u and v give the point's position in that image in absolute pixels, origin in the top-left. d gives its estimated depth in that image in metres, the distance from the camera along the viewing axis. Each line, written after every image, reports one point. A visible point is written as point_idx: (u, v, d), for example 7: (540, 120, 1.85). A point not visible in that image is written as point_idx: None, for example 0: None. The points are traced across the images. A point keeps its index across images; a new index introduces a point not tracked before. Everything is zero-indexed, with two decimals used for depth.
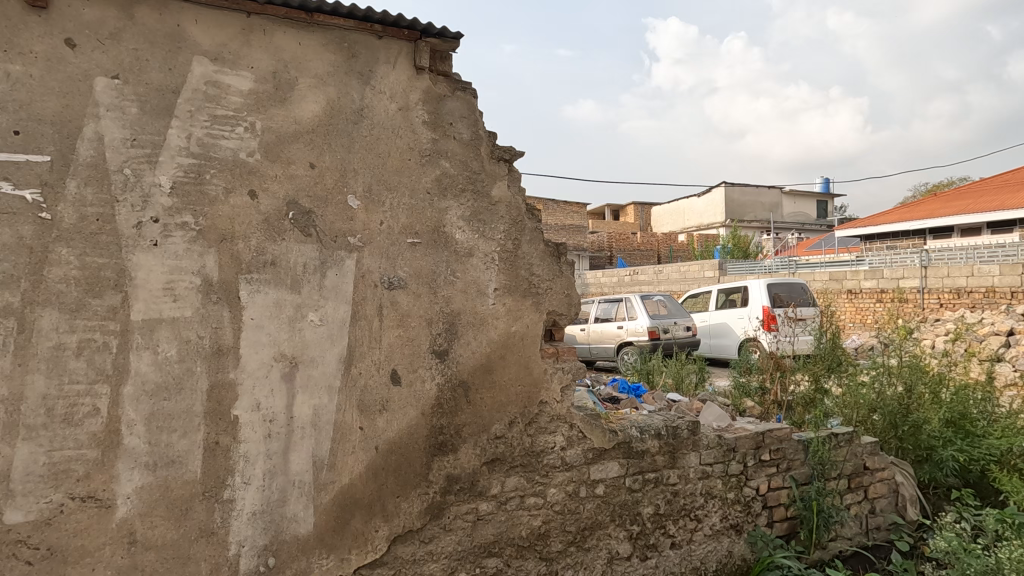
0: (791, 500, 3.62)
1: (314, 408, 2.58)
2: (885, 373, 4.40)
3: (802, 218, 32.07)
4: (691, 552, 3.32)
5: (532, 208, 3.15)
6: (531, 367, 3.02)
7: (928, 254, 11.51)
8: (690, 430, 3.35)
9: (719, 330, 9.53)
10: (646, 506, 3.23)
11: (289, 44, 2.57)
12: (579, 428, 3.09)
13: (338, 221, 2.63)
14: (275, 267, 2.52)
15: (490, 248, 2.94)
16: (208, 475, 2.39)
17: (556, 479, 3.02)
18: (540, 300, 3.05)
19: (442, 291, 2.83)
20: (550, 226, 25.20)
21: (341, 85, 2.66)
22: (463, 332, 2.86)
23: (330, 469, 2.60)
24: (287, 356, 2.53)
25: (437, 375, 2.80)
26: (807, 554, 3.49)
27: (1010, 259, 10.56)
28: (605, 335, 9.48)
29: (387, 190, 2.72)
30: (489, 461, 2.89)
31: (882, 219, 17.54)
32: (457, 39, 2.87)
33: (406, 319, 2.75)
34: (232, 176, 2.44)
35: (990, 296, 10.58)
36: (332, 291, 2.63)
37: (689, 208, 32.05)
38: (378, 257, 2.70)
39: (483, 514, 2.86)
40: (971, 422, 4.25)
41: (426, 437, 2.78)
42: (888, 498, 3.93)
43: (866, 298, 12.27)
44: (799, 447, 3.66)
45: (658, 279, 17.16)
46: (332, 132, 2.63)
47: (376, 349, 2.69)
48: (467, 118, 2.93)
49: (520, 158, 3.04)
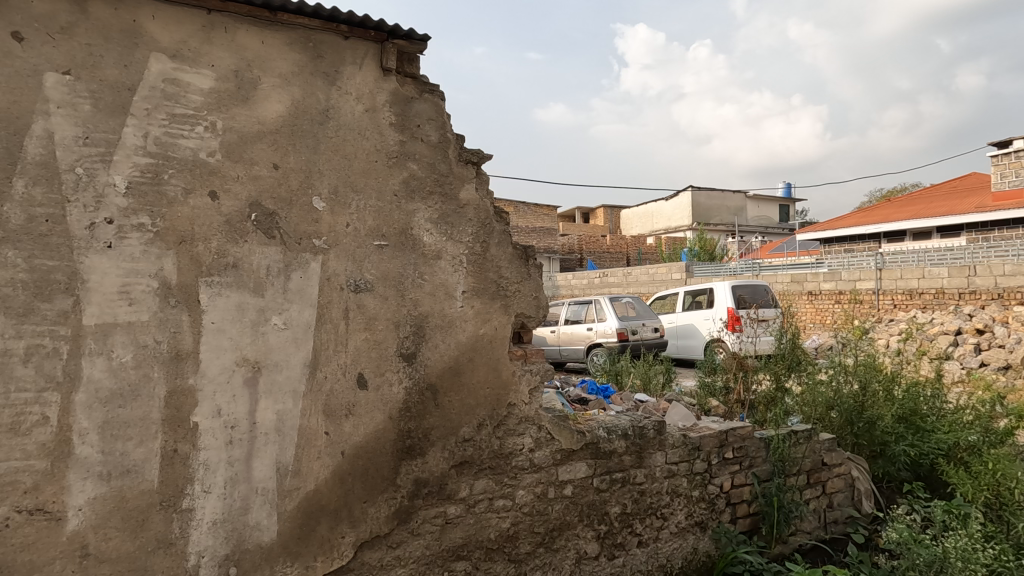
0: (754, 496, 3.71)
1: (277, 413, 2.53)
2: (842, 371, 4.58)
3: (766, 221, 33.00)
4: (657, 550, 3.38)
5: (501, 211, 3.16)
6: (499, 369, 3.03)
7: (883, 257, 11.98)
8: (657, 430, 3.41)
9: (685, 330, 9.72)
10: (614, 506, 3.27)
11: (252, 43, 2.52)
12: (548, 429, 3.11)
13: (302, 223, 2.59)
14: (237, 270, 2.46)
15: (458, 251, 2.94)
16: (166, 484, 2.32)
17: (525, 481, 3.03)
18: (508, 302, 3.06)
19: (410, 294, 2.81)
20: (521, 228, 25.29)
21: (305, 85, 2.62)
22: (431, 335, 2.85)
23: (295, 476, 2.55)
24: (250, 360, 2.48)
25: (404, 379, 2.78)
26: (768, 548, 3.60)
27: (959, 261, 11.06)
28: (575, 337, 9.57)
29: (353, 192, 2.70)
30: (457, 465, 2.89)
31: (840, 221, 18.19)
32: (425, 40, 2.86)
33: (373, 321, 2.72)
34: (192, 177, 2.38)
35: (940, 296, 11.06)
36: (297, 294, 2.58)
37: (657, 212, 32.60)
38: (344, 260, 2.67)
39: (451, 517, 2.85)
40: (921, 418, 4.46)
41: (394, 441, 2.76)
42: (845, 492, 4.07)
43: (825, 299, 12.72)
44: (761, 445, 3.77)
45: (627, 281, 17.40)
46: (297, 133, 2.59)
47: (342, 353, 2.66)
48: (435, 121, 2.92)
49: (488, 161, 3.05)
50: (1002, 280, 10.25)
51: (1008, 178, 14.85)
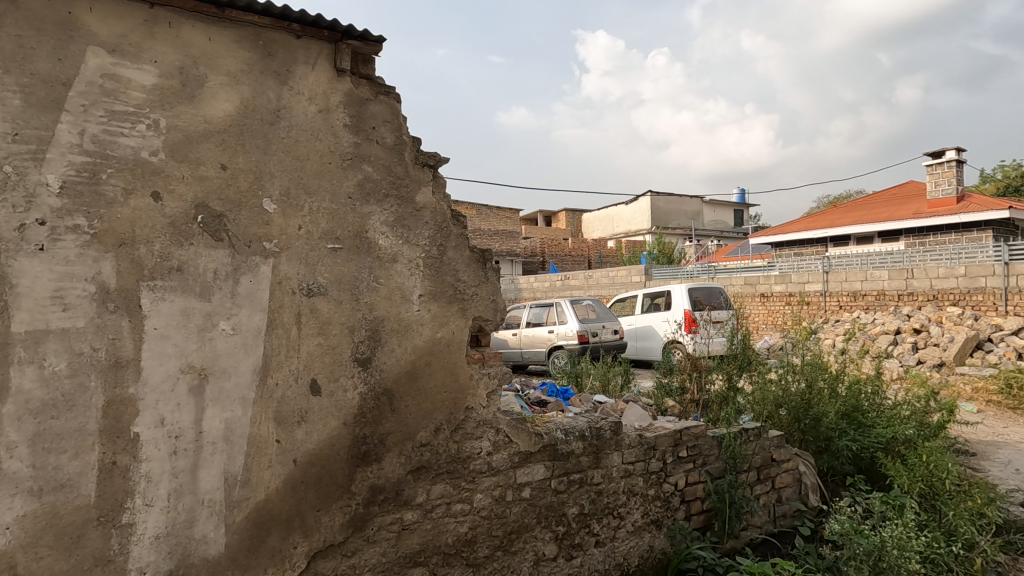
0: (707, 493, 3.82)
1: (225, 422, 2.45)
2: (790, 371, 4.77)
3: (721, 225, 34.02)
4: (615, 549, 3.43)
5: (458, 214, 3.16)
6: (457, 373, 3.02)
7: (829, 260, 12.55)
8: (613, 430, 3.47)
9: (644, 332, 9.92)
10: (572, 507, 3.31)
11: (198, 39, 2.44)
12: (506, 432, 3.12)
13: (252, 225, 2.52)
14: (182, 274, 2.37)
15: (415, 254, 2.92)
16: (104, 498, 2.21)
17: (483, 485, 3.03)
18: (466, 306, 3.06)
19: (365, 298, 2.77)
20: (483, 231, 25.28)
21: (256, 83, 2.56)
22: (387, 339, 2.82)
23: (244, 486, 2.47)
24: (195, 367, 2.39)
25: (360, 384, 2.74)
26: (721, 543, 3.71)
27: (898, 264, 11.67)
28: (536, 340, 9.63)
29: (306, 194, 2.64)
30: (414, 470, 2.86)
31: (791, 226, 18.92)
32: (380, 42, 2.84)
33: (327, 326, 2.67)
34: (133, 177, 2.28)
35: (882, 297, 11.63)
36: (246, 298, 2.51)
37: (617, 215, 33.16)
38: (296, 263, 2.61)
39: (408, 523, 2.82)
40: (862, 413, 4.69)
41: (349, 448, 2.71)
42: (793, 487, 4.23)
43: (777, 301, 13.29)
44: (714, 443, 3.87)
45: (588, 283, 17.63)
46: (247, 133, 2.52)
47: (294, 359, 2.60)
48: (391, 123, 2.90)
49: (445, 163, 3.04)
50: (937, 282, 10.86)
51: (941, 186, 15.77)
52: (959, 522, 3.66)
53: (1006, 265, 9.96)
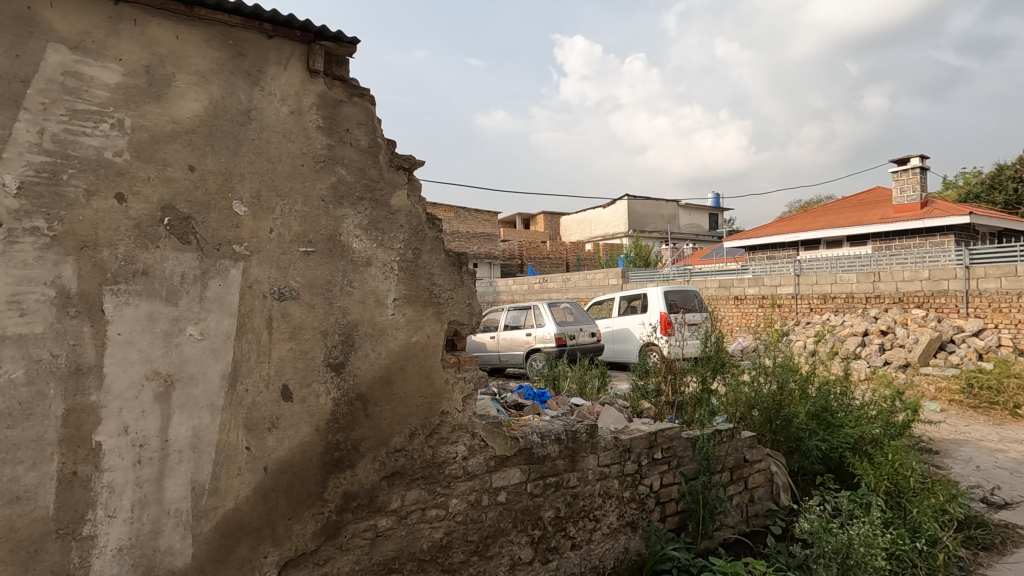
0: (682, 494, 3.86)
1: (193, 429, 2.39)
2: (762, 372, 4.86)
3: (697, 229, 34.55)
4: (590, 552, 3.44)
5: (433, 217, 3.14)
6: (432, 378, 3.00)
7: (800, 263, 12.85)
8: (589, 433, 3.48)
9: (621, 335, 10.02)
10: (548, 511, 3.31)
11: (165, 37, 2.38)
12: (481, 437, 3.11)
13: (221, 228, 2.47)
14: (147, 277, 2.31)
15: (389, 258, 2.89)
16: (63, 510, 2.13)
17: (458, 490, 3.01)
18: (441, 310, 3.04)
19: (338, 302, 2.73)
20: (461, 233, 25.21)
21: (225, 84, 2.51)
22: (360, 344, 2.79)
23: (212, 495, 2.41)
24: (162, 374, 2.33)
25: (333, 389, 2.70)
26: (695, 544, 3.75)
27: (866, 268, 11.98)
28: (514, 343, 9.63)
29: (277, 196, 2.60)
30: (389, 476, 2.83)
31: (764, 230, 19.30)
32: (354, 43, 2.82)
33: (299, 331, 2.62)
34: (95, 178, 2.22)
35: (850, 300, 11.93)
36: (215, 302, 2.46)
37: (595, 219, 33.42)
38: (267, 267, 2.56)
39: (382, 530, 2.79)
40: (831, 414, 4.80)
41: (322, 454, 2.67)
42: (765, 487, 4.30)
43: (750, 303, 13.58)
44: (688, 445, 3.92)
45: (566, 286, 17.71)
46: (216, 134, 2.47)
47: (265, 364, 2.55)
48: (365, 125, 2.87)
49: (420, 166, 3.03)
50: (903, 285, 11.16)
51: (906, 192, 16.25)
52: (923, 518, 3.78)
53: (967, 268, 10.28)
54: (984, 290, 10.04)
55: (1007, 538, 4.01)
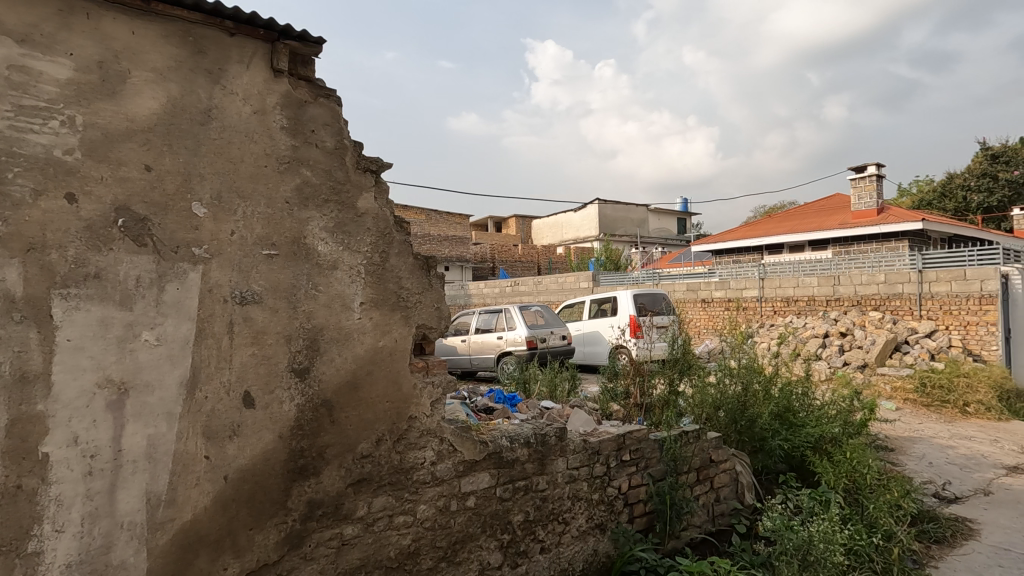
0: (649, 496, 3.91)
1: (148, 438, 2.30)
2: (727, 374, 4.96)
3: (666, 233, 35.17)
4: (560, 554, 3.45)
5: (401, 220, 3.11)
6: (400, 383, 2.96)
7: (764, 267, 13.20)
8: (558, 436, 3.49)
9: (592, 338, 10.12)
10: (517, 515, 3.30)
11: (120, 32, 2.30)
12: (450, 441, 3.08)
13: (179, 230, 2.39)
14: (100, 281, 2.22)
15: (356, 261, 2.85)
16: (6, 526, 2.02)
17: (426, 495, 2.98)
18: (409, 314, 3.01)
19: (303, 306, 2.68)
20: (432, 236, 25.07)
21: (184, 81, 2.43)
22: (326, 349, 2.73)
23: (168, 506, 2.33)
24: (115, 381, 2.24)
25: (297, 396, 2.65)
26: (662, 544, 3.80)
27: (827, 272, 12.38)
28: (485, 346, 9.61)
29: (239, 198, 2.53)
30: (355, 483, 2.78)
31: (730, 234, 19.75)
32: (320, 43, 2.78)
33: (262, 335, 2.56)
34: (43, 176, 2.12)
35: (812, 303, 12.30)
36: (173, 307, 2.38)
37: (566, 222, 33.66)
38: (228, 270, 2.50)
39: (348, 538, 2.74)
40: (793, 414, 4.93)
41: (285, 462, 2.61)
42: (730, 486, 4.39)
43: (717, 306, 13.90)
44: (655, 446, 3.97)
45: (538, 289, 17.79)
46: (174, 133, 2.39)
47: (225, 370, 2.47)
48: (331, 126, 2.83)
49: (387, 169, 3.00)
50: (861, 288, 11.56)
51: (864, 199, 16.87)
52: (879, 514, 3.91)
53: (920, 272, 10.68)
54: (935, 293, 10.43)
55: (957, 532, 4.19)
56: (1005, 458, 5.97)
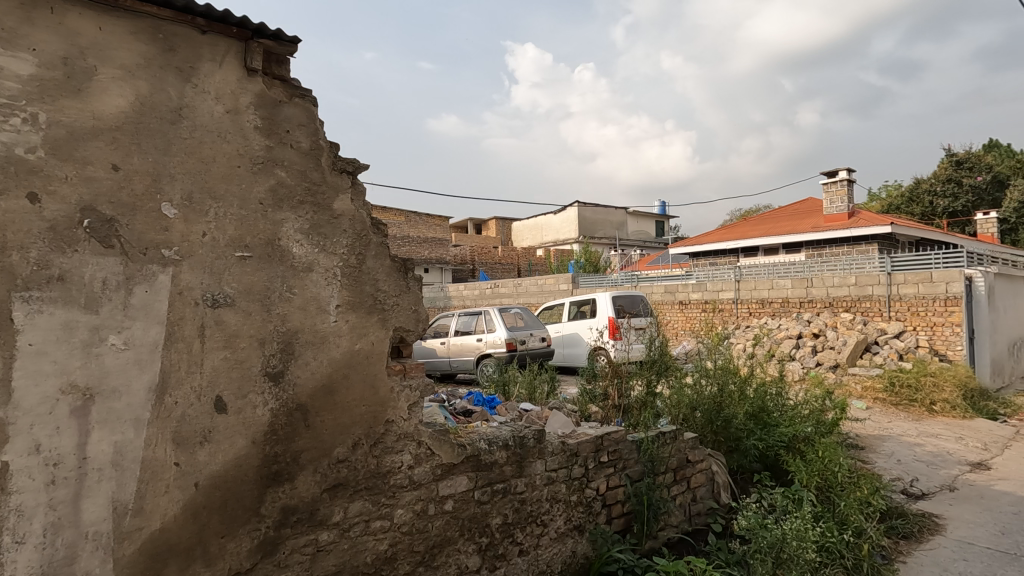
0: (627, 496, 3.94)
1: (115, 445, 2.24)
2: (704, 375, 5.02)
3: (644, 235, 35.53)
4: (538, 557, 3.45)
5: (378, 222, 3.09)
6: (376, 386, 2.93)
7: (740, 269, 13.41)
8: (536, 438, 3.50)
9: (571, 340, 10.16)
10: (495, 518, 3.29)
11: (86, 28, 2.24)
12: (427, 445, 3.06)
13: (148, 231, 2.33)
14: (63, 284, 2.15)
15: (332, 263, 2.81)
16: None
17: (404, 500, 2.95)
18: (386, 316, 2.98)
19: (277, 309, 2.64)
20: (412, 238, 24.91)
21: (154, 79, 2.38)
22: (301, 352, 2.69)
23: (136, 515, 2.27)
24: (80, 387, 2.17)
25: (270, 400, 2.60)
26: (640, 545, 3.82)
27: (800, 274, 12.64)
28: (464, 348, 9.58)
29: (211, 199, 2.48)
30: (330, 488, 2.74)
31: (707, 237, 20.03)
32: (294, 42, 2.74)
33: (234, 339, 2.51)
34: (3, 175, 2.04)
35: (786, 305, 12.53)
36: (141, 310, 2.32)
37: (545, 224, 33.76)
38: (199, 272, 2.44)
39: (323, 544, 2.70)
40: (767, 414, 5.02)
41: (258, 468, 2.56)
42: (706, 486, 4.45)
43: (694, 308, 14.08)
44: (633, 447, 4.01)
45: (517, 291, 17.82)
46: (143, 132, 2.34)
47: (196, 375, 2.42)
48: (306, 127, 2.79)
49: (364, 170, 2.97)
50: (833, 290, 11.82)
51: (835, 204, 17.27)
52: (850, 511, 4.01)
53: (889, 275, 10.96)
54: (903, 295, 10.71)
55: (924, 527, 4.31)
56: (969, 455, 6.16)
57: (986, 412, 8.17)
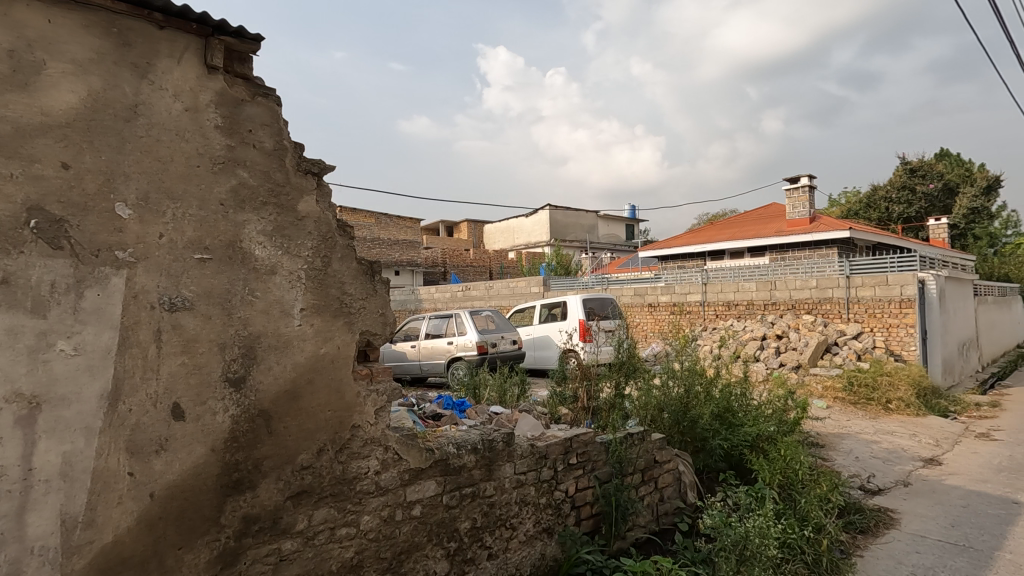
0: (596, 498, 3.97)
1: (64, 455, 2.14)
2: (671, 375, 5.10)
3: (614, 238, 35.95)
4: (507, 560, 3.44)
5: (344, 224, 3.04)
6: (342, 391, 2.88)
7: (707, 272, 13.69)
8: (506, 441, 3.49)
9: (542, 342, 10.20)
10: (464, 522, 3.28)
11: (34, 20, 2.14)
12: (395, 449, 3.03)
13: (101, 232, 2.25)
14: (8, 287, 2.05)
15: (296, 266, 2.76)
16: None
17: (370, 506, 2.91)
18: (352, 320, 2.94)
19: (239, 313, 2.57)
20: (382, 240, 24.65)
21: (107, 75, 2.29)
22: (263, 357, 2.63)
23: (86, 528, 2.17)
24: (25, 395, 2.07)
25: (231, 406, 2.53)
26: (608, 545, 3.85)
27: (764, 277, 12.97)
28: (435, 351, 9.52)
29: (168, 199, 2.41)
30: (294, 495, 2.69)
31: (675, 241, 20.38)
32: (257, 40, 2.69)
33: (193, 344, 2.44)
34: None
35: (750, 307, 12.85)
36: (93, 314, 2.22)
37: (517, 227, 33.85)
38: (156, 275, 2.36)
39: (286, 554, 2.64)
40: (732, 414, 5.12)
41: (218, 476, 2.49)
42: (673, 486, 4.52)
43: (663, 310, 14.32)
44: (602, 448, 4.04)
45: (489, 294, 17.80)
46: (96, 129, 2.25)
47: (152, 381, 2.34)
48: (270, 127, 2.74)
49: (330, 171, 2.93)
50: (795, 293, 12.16)
51: (797, 209, 17.80)
52: (810, 507, 4.12)
53: (848, 277, 11.33)
54: (861, 297, 11.10)
55: (879, 521, 4.47)
56: (922, 451, 6.41)
57: (937, 409, 8.54)
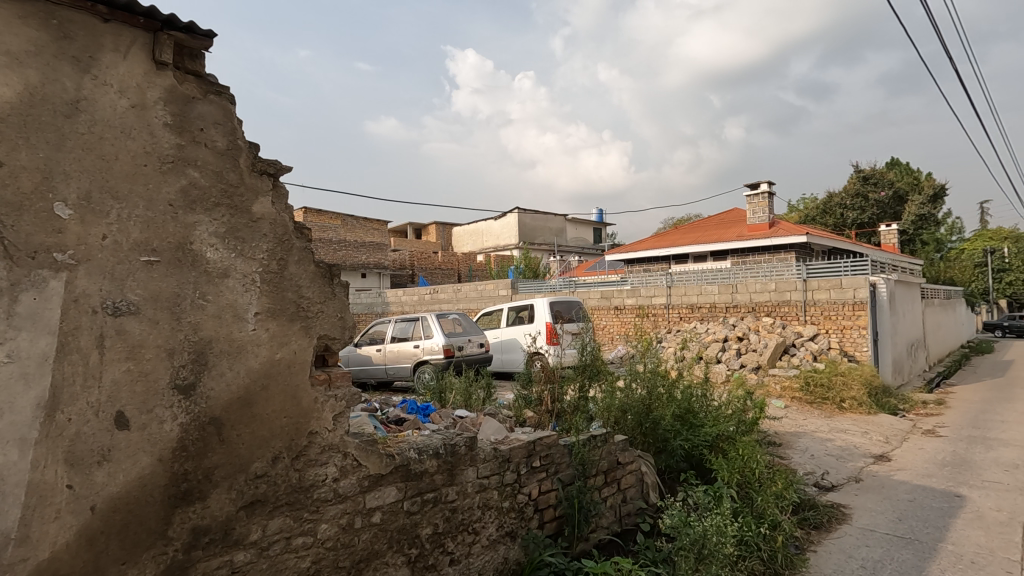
0: (559, 500, 3.98)
1: None
2: (635, 378, 5.15)
3: (582, 242, 36.30)
4: (469, 565, 3.42)
5: (302, 227, 2.98)
6: (299, 397, 2.82)
7: (671, 276, 13.95)
8: (468, 446, 3.47)
9: (509, 345, 10.21)
10: (425, 528, 3.24)
11: None
12: (354, 456, 2.97)
13: (38, 232, 2.14)
14: None
15: (250, 269, 2.68)
16: None
17: (328, 514, 2.85)
18: (309, 324, 2.88)
19: (188, 317, 2.48)
20: (349, 242, 24.29)
21: (46, 68, 2.19)
22: (215, 362, 2.55)
23: (20, 545, 2.06)
24: None
25: (180, 414, 2.44)
26: (571, 547, 3.88)
27: (725, 280, 13.27)
28: (401, 355, 9.42)
29: (112, 199, 2.31)
30: (248, 505, 2.61)
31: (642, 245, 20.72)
32: (209, 36, 2.62)
33: (139, 349, 2.35)
34: None
35: (713, 310, 13.15)
36: (28, 319, 2.11)
37: (486, 230, 33.84)
38: (98, 278, 2.26)
39: (239, 565, 2.57)
40: (693, 414, 5.21)
41: (166, 486, 2.40)
42: (635, 486, 4.57)
43: (629, 313, 14.52)
44: (565, 451, 4.05)
45: (457, 297, 17.72)
46: (33, 124, 2.14)
47: (93, 389, 2.24)
48: (222, 125, 2.66)
49: (286, 172, 2.86)
50: (755, 296, 12.50)
51: (757, 215, 18.35)
52: (767, 506, 4.23)
53: (805, 280, 11.69)
54: (817, 300, 11.49)
55: (832, 517, 4.62)
56: (873, 448, 6.67)
57: (888, 408, 8.90)
